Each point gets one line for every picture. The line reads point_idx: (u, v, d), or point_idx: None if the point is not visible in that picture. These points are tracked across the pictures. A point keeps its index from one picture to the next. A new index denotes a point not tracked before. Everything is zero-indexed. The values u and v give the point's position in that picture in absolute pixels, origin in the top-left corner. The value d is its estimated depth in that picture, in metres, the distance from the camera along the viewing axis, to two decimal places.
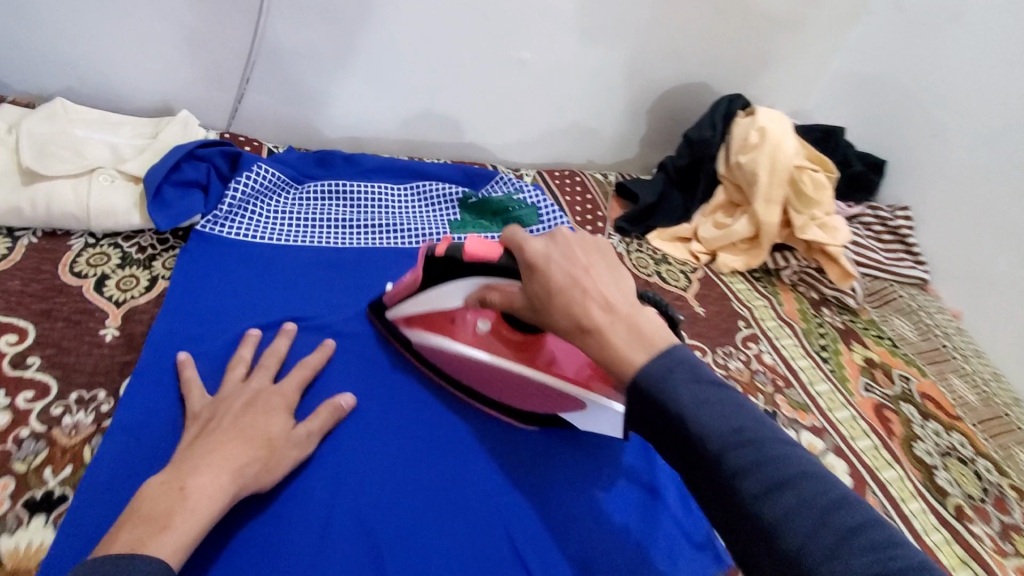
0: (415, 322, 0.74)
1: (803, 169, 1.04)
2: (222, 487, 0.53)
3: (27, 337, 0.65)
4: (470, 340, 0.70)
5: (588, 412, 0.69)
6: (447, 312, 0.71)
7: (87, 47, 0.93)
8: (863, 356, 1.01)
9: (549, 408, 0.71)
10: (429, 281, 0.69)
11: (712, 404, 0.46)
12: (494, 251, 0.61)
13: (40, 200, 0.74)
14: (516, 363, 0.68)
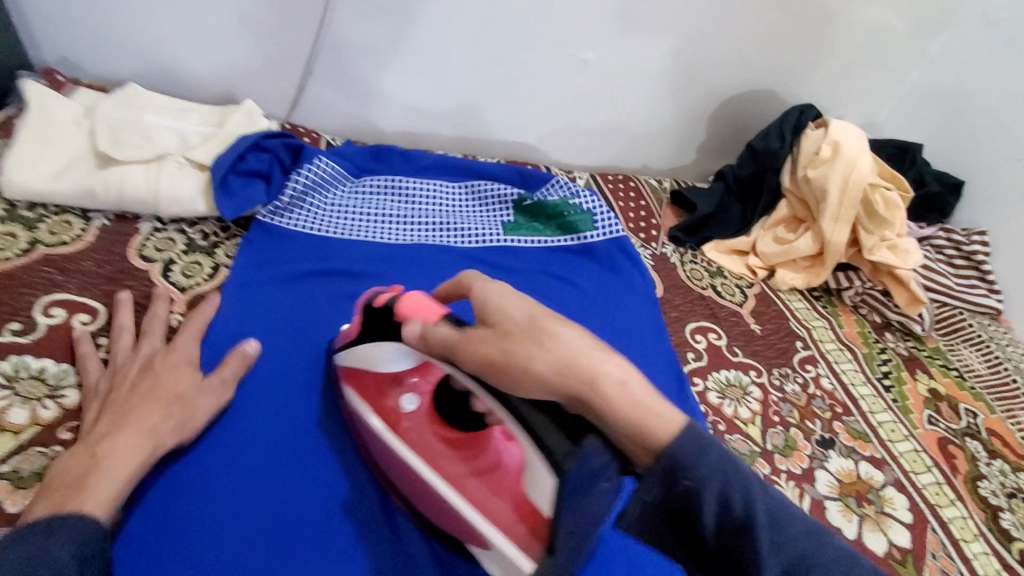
0: (353, 380, 0.65)
1: (876, 186, 1.00)
2: (135, 445, 0.55)
3: (100, 317, 0.67)
4: (400, 425, 0.61)
5: (497, 557, 0.54)
6: (386, 380, 0.62)
7: (159, 35, 0.95)
8: (928, 387, 0.96)
9: (465, 536, 0.58)
10: (368, 334, 0.62)
11: (744, 484, 0.40)
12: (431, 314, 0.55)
13: (113, 185, 0.76)
14: (437, 468, 0.58)
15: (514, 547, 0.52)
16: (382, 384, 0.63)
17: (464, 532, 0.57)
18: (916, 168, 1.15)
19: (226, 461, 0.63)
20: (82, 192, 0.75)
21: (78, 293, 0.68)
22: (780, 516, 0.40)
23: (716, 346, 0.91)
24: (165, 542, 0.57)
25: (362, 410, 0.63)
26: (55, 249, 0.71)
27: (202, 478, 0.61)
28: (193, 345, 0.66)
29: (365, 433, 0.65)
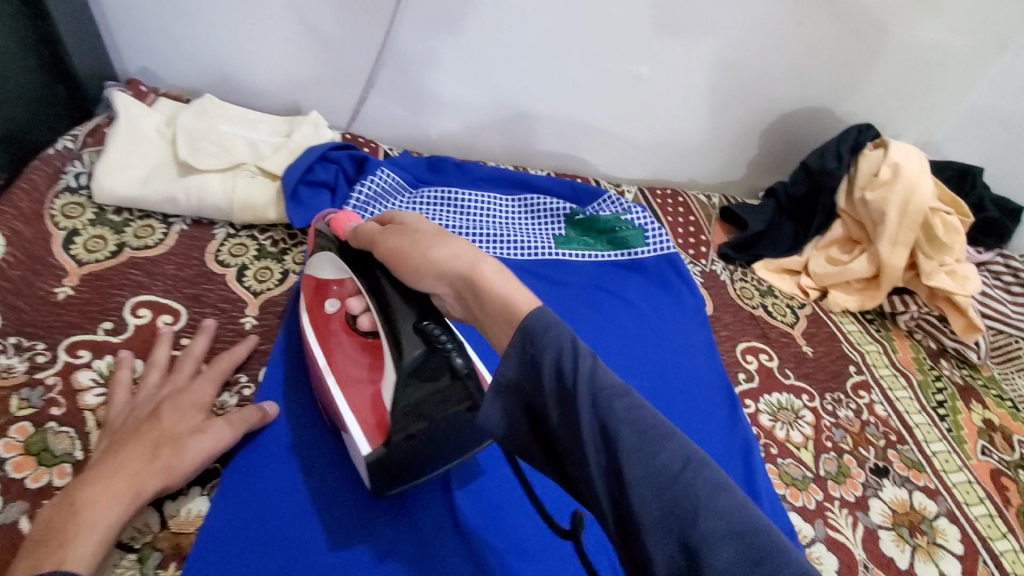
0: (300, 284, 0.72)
1: (937, 211, 0.98)
2: (112, 493, 0.51)
3: (181, 319, 0.70)
4: (316, 322, 0.68)
5: (347, 443, 0.61)
6: (319, 283, 0.69)
7: (233, 48, 1.00)
8: (982, 417, 0.94)
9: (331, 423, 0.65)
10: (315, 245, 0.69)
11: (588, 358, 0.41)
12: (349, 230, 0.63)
13: (193, 192, 0.80)
14: (328, 359, 0.65)
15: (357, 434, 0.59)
16: (313, 286, 0.70)
17: (330, 417, 0.64)
18: (975, 192, 1.12)
19: (301, 466, 0.64)
20: (165, 199, 0.79)
21: (162, 295, 0.72)
22: (621, 389, 0.40)
23: (767, 367, 0.90)
24: (238, 532, 0.58)
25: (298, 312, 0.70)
26: (141, 252, 0.75)
27: (275, 469, 0.63)
28: (207, 386, 0.62)
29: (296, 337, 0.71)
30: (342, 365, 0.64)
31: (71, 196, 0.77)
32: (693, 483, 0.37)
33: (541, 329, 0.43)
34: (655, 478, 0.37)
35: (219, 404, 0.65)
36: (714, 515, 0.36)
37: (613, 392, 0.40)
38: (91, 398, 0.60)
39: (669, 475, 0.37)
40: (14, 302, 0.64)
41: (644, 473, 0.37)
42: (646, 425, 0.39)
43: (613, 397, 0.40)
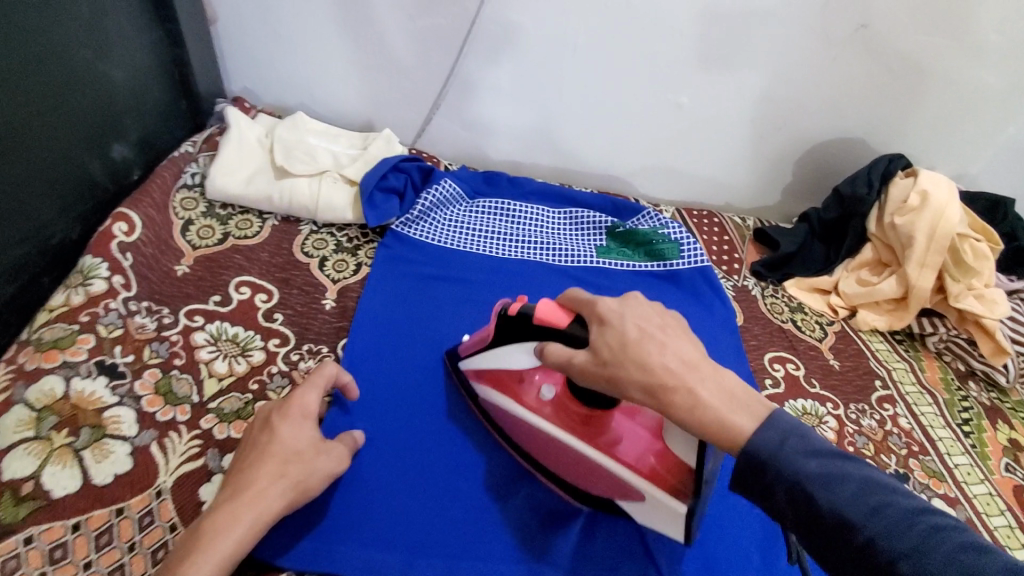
0: (483, 378, 0.73)
1: (966, 237, 1.03)
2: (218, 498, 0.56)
3: (274, 297, 0.82)
4: (537, 407, 0.68)
5: (646, 505, 0.63)
6: (517, 372, 0.70)
7: (321, 73, 1.15)
8: (1008, 437, 0.98)
9: (615, 496, 0.66)
10: (500, 341, 0.69)
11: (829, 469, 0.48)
12: (561, 319, 0.60)
13: (286, 193, 0.93)
14: (574, 437, 0.65)
15: (667, 496, 0.60)
16: (512, 377, 0.70)
17: (617, 490, 0.65)
18: (1008, 222, 1.14)
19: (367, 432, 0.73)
20: (263, 197, 0.92)
21: (258, 276, 0.84)
22: (825, 465, 0.48)
23: (794, 375, 0.96)
24: None
25: (506, 404, 0.71)
26: (242, 241, 0.88)
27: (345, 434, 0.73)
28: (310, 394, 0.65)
29: (515, 431, 0.72)
30: (591, 436, 0.65)
31: (187, 192, 0.91)
32: (925, 527, 0.44)
33: (783, 452, 0.49)
34: (886, 534, 0.44)
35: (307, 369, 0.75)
36: (945, 553, 0.42)
37: (821, 477, 0.47)
38: (205, 353, 0.72)
39: (897, 533, 0.44)
40: (145, 273, 0.77)
41: (881, 535, 0.44)
42: (866, 497, 0.46)
43: (834, 487, 0.47)
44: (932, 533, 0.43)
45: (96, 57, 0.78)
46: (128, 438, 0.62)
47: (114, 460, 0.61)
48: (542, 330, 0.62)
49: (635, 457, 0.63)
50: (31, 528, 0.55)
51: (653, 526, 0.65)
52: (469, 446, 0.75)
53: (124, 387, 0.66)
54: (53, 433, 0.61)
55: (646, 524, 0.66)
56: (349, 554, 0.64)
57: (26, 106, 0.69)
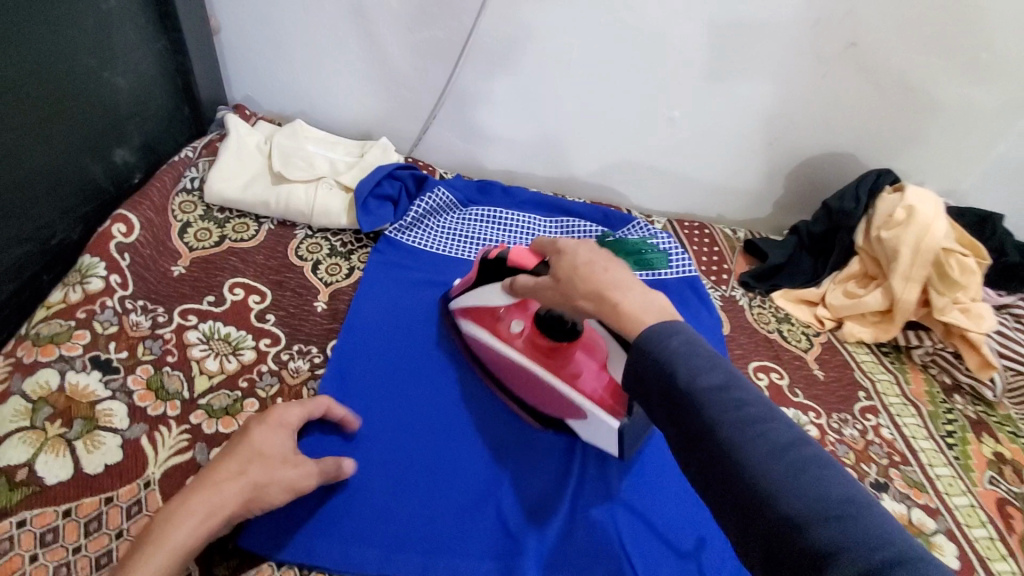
0: (466, 314, 0.84)
1: (951, 251, 1.03)
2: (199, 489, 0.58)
3: (267, 299, 0.84)
4: (511, 338, 0.79)
5: (590, 422, 0.75)
6: (494, 310, 0.81)
7: (322, 82, 1.19)
8: (992, 450, 0.98)
9: (568, 417, 0.78)
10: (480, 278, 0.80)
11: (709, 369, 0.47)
12: (531, 258, 0.71)
13: (282, 198, 0.95)
14: (538, 365, 0.77)
15: (610, 416, 0.73)
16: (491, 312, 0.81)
17: (570, 412, 0.76)
18: (997, 237, 1.15)
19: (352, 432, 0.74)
20: (259, 202, 0.95)
21: (253, 279, 0.86)
22: (706, 365, 0.47)
23: (777, 384, 0.97)
24: None
25: (481, 336, 0.82)
26: (238, 243, 0.90)
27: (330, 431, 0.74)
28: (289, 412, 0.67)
29: (486, 360, 0.83)
30: (554, 364, 0.76)
31: (186, 196, 0.93)
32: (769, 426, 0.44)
33: (657, 341, 0.50)
34: (734, 427, 0.44)
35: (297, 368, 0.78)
36: (785, 458, 0.42)
37: (688, 359, 0.48)
38: (196, 351, 0.74)
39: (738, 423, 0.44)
40: (142, 273, 0.80)
41: (726, 421, 0.44)
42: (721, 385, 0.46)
43: (694, 371, 0.47)
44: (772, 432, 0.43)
45: (100, 64, 0.81)
46: (119, 431, 0.64)
47: (104, 451, 0.63)
48: (516, 268, 0.73)
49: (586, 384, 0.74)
50: (24, 511, 0.57)
51: (597, 442, 0.77)
52: (452, 448, 0.76)
53: (117, 381, 0.68)
54: (47, 423, 0.63)
55: (592, 441, 0.78)
56: (327, 552, 0.65)
57: (31, 112, 0.72)
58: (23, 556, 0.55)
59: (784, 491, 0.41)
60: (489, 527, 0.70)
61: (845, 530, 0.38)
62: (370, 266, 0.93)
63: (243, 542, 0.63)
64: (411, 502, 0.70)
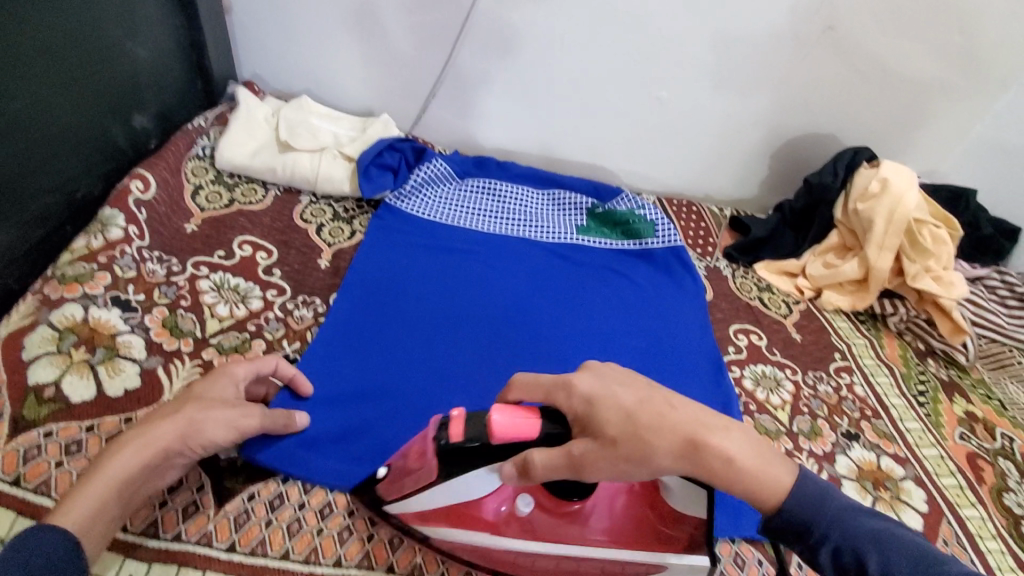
0: (431, 521, 0.63)
1: (923, 223, 1.10)
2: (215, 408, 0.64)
3: (273, 255, 0.90)
4: (510, 523, 0.63)
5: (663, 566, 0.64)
6: (474, 506, 0.62)
7: (327, 63, 1.25)
8: (965, 409, 1.02)
9: (621, 573, 0.65)
10: (444, 474, 0.58)
11: (859, 527, 0.49)
12: (529, 431, 0.54)
13: (289, 166, 1.01)
14: (562, 538, 0.63)
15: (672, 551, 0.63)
16: (464, 506, 0.62)
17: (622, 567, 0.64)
18: (970, 212, 1.20)
19: (351, 369, 0.80)
20: (267, 169, 1.00)
21: (260, 237, 0.92)
22: (857, 525, 0.50)
23: (756, 345, 1.03)
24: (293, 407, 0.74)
25: (477, 538, 0.63)
26: (247, 206, 0.96)
27: (327, 368, 0.79)
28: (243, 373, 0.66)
29: (493, 559, 0.65)
30: (576, 525, 0.63)
31: (198, 161, 0.99)
32: (897, 539, 0.49)
33: (793, 505, 0.52)
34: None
35: (299, 314, 0.83)
36: None
37: (845, 523, 0.50)
38: (208, 298, 0.80)
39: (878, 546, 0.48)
40: (158, 227, 0.85)
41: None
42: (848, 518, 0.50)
43: (850, 530, 0.49)
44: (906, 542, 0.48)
45: (124, 34, 0.87)
46: (137, 360, 0.70)
47: (124, 377, 0.68)
48: (513, 447, 0.55)
49: (625, 521, 0.64)
50: (50, 424, 0.63)
51: None
52: (440, 387, 0.82)
53: (136, 319, 0.74)
54: (72, 349, 0.68)
55: None
56: (318, 463, 0.69)
57: (62, 75, 0.78)
58: (49, 462, 0.60)
59: None
60: None
61: None
62: (370, 227, 0.99)
63: (244, 452, 0.68)
64: (401, 429, 0.75)
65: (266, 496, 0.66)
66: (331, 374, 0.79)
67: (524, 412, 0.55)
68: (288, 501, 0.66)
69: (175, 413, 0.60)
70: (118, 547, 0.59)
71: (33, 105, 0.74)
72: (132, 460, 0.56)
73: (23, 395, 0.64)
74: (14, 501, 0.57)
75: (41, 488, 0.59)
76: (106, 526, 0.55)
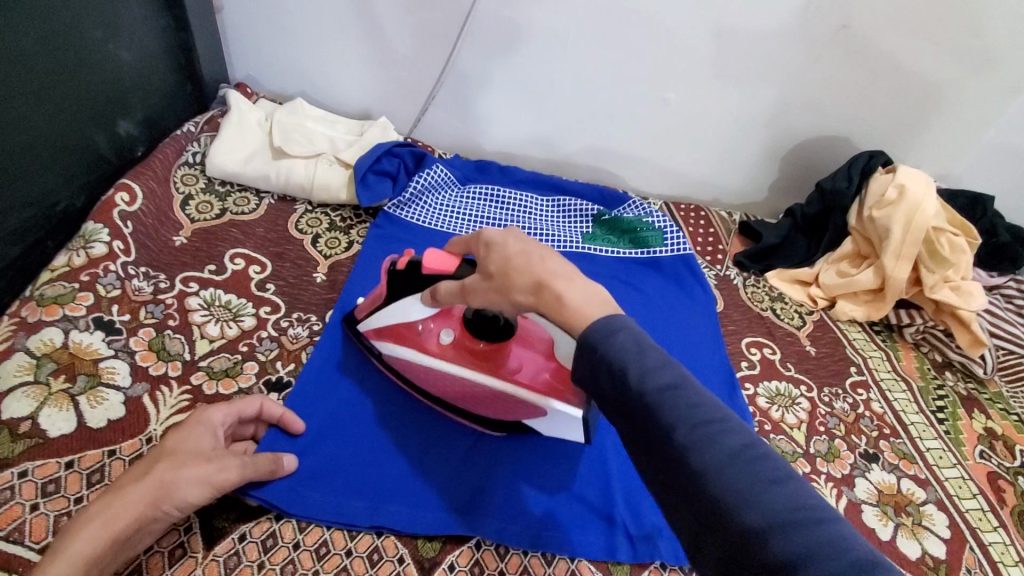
0: (380, 335, 0.76)
1: (942, 230, 1.05)
2: (201, 448, 0.60)
3: (267, 269, 0.86)
4: (434, 347, 0.73)
5: (550, 419, 0.69)
6: (410, 325, 0.73)
7: (322, 62, 1.20)
8: (984, 426, 0.99)
9: (518, 412, 0.71)
10: (393, 294, 0.72)
11: (656, 370, 0.44)
12: (445, 262, 0.65)
13: (283, 173, 0.96)
14: (475, 371, 0.70)
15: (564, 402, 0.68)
16: (404, 326, 0.73)
17: (522, 410, 0.70)
18: (987, 218, 1.16)
19: (348, 395, 0.75)
20: (260, 176, 0.96)
21: (253, 249, 0.88)
22: (654, 363, 0.44)
23: (769, 359, 0.99)
24: (286, 441, 0.70)
25: (405, 355, 0.74)
26: (239, 216, 0.92)
27: (323, 395, 0.75)
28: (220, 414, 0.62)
29: (416, 379, 0.75)
30: (488, 361, 0.71)
31: (188, 169, 0.95)
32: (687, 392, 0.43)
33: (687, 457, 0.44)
34: (680, 421, 0.42)
35: (293, 334, 0.79)
36: (727, 447, 0.40)
37: (642, 358, 0.44)
38: (198, 316, 0.76)
39: (749, 491, 0.38)
40: (145, 241, 0.81)
41: (679, 421, 0.42)
42: (673, 381, 0.43)
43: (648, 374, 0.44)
44: (759, 470, 0.39)
45: (106, 36, 0.82)
46: (121, 388, 0.67)
47: (107, 406, 0.65)
48: (434, 277, 0.67)
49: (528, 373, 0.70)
50: (26, 462, 0.59)
51: (560, 434, 0.71)
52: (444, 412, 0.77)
53: (120, 342, 0.70)
54: (51, 378, 0.65)
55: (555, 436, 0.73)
56: (314, 502, 0.65)
57: (37, 82, 0.73)
58: (24, 506, 0.56)
59: (735, 493, 0.39)
60: (474, 488, 0.70)
61: (803, 529, 0.37)
62: (368, 239, 0.95)
63: (231, 491, 0.64)
64: (402, 461, 0.71)
65: (258, 536, 0.62)
66: (327, 401, 0.74)
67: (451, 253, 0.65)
68: (282, 541, 0.63)
69: (145, 476, 0.56)
70: None
71: (7, 113, 0.70)
72: (94, 523, 0.52)
73: None
74: None
75: (14, 535, 0.55)
76: None
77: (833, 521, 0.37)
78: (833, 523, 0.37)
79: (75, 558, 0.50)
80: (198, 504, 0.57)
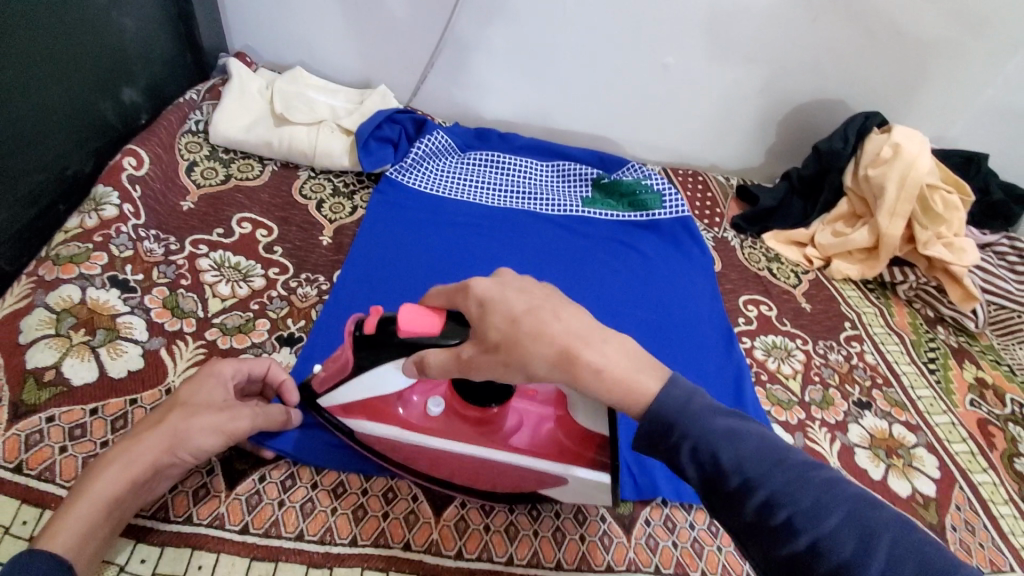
0: (351, 410, 0.66)
1: (935, 188, 1.08)
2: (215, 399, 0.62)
3: (274, 233, 0.87)
4: (423, 422, 0.65)
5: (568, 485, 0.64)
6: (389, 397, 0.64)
7: (319, 31, 1.20)
8: (974, 375, 1.02)
9: (529, 483, 0.65)
10: (361, 366, 0.61)
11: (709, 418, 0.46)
12: (429, 324, 0.55)
13: (285, 140, 0.97)
14: (475, 443, 0.63)
15: (583, 467, 0.62)
16: (381, 401, 0.64)
17: (534, 479, 0.64)
18: (981, 176, 1.18)
19: None
20: (263, 143, 0.97)
21: (259, 214, 0.89)
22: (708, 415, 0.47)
23: (766, 315, 1.02)
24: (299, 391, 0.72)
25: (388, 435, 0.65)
26: (244, 182, 0.93)
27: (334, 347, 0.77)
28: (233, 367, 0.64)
29: (404, 457, 0.66)
30: (488, 432, 0.64)
31: (192, 137, 0.96)
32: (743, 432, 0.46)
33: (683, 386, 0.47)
34: (742, 463, 0.44)
35: (302, 293, 0.81)
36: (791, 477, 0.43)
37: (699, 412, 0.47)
38: (208, 276, 0.78)
39: (837, 532, 0.40)
40: (154, 206, 0.83)
41: (741, 461, 0.44)
42: (725, 425, 0.46)
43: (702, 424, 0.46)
44: (825, 493, 0.42)
45: (109, 3, 0.82)
46: (139, 342, 0.69)
47: (127, 358, 0.67)
48: (414, 342, 0.56)
49: (537, 439, 0.64)
50: (53, 408, 0.61)
51: (577, 498, 0.66)
52: None
53: (135, 299, 0.72)
54: (71, 331, 0.67)
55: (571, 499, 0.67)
56: (328, 452, 0.68)
57: (44, 48, 0.74)
58: (53, 448, 0.59)
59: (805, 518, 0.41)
60: None
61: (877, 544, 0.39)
62: (372, 204, 0.97)
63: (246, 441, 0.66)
64: None
65: (277, 477, 0.65)
66: None
67: (432, 311, 0.56)
68: (300, 482, 0.66)
69: (160, 424, 0.58)
70: (128, 533, 0.58)
71: (16, 77, 0.70)
72: (117, 464, 0.54)
73: (22, 378, 0.62)
74: (17, 490, 0.56)
75: (45, 474, 0.57)
76: (97, 545, 0.53)
77: (903, 529, 0.40)
78: (903, 530, 0.40)
79: (100, 498, 0.53)
80: (213, 449, 0.59)
